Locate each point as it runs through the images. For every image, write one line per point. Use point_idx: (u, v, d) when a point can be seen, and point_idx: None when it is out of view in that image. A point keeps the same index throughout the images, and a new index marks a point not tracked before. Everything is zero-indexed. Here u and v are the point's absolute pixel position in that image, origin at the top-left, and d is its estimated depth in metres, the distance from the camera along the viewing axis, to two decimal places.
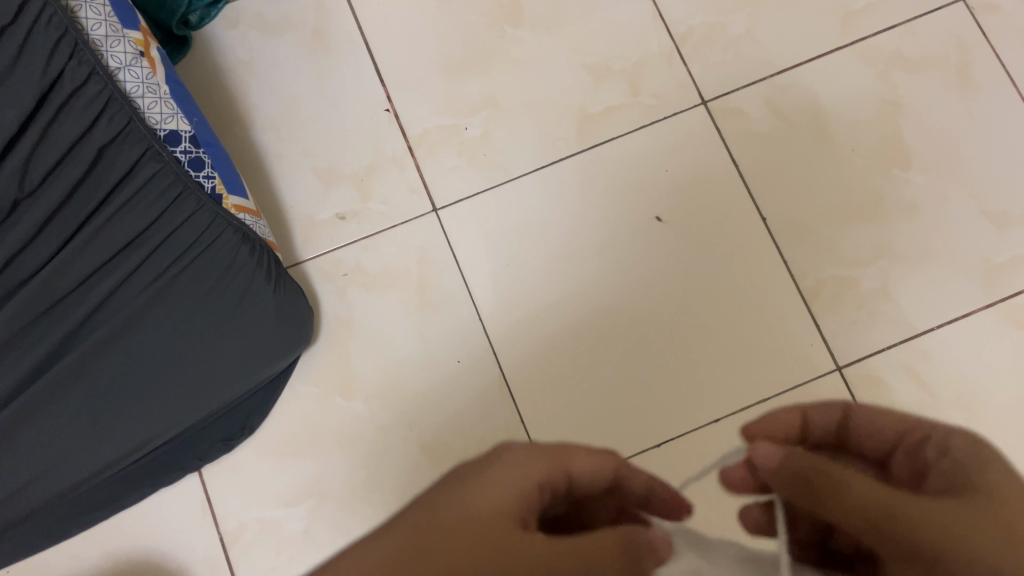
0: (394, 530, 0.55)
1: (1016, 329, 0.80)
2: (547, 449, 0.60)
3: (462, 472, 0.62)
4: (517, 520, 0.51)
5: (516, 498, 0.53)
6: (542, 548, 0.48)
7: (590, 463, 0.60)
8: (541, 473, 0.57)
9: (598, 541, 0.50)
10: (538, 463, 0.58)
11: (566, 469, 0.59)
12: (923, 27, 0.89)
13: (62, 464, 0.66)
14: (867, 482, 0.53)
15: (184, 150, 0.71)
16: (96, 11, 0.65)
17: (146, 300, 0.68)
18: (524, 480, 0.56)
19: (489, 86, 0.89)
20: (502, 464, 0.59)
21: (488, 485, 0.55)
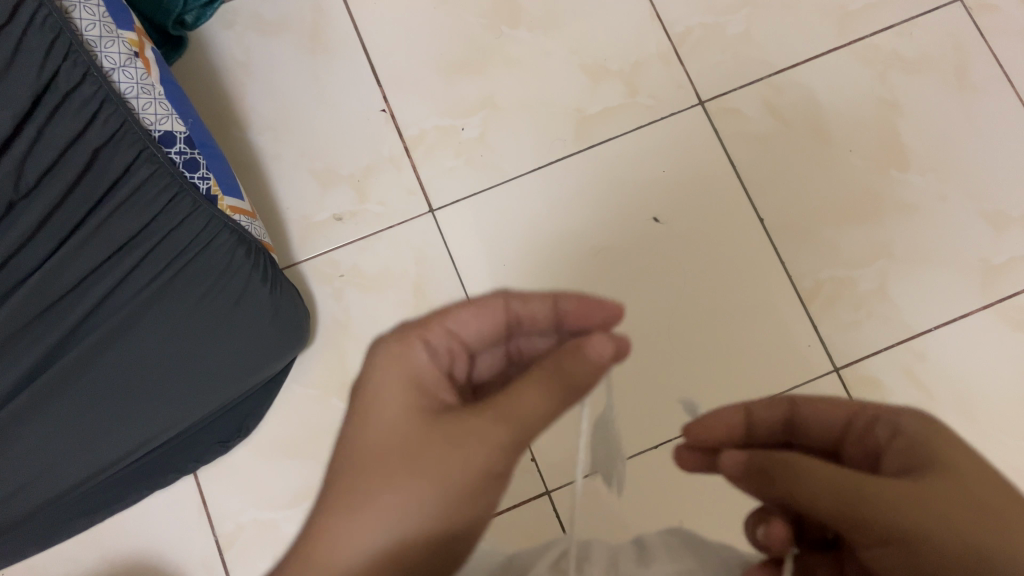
0: (343, 493, 0.47)
1: (1015, 330, 0.80)
2: (411, 327, 0.54)
3: (356, 396, 0.52)
4: (429, 415, 0.49)
5: (416, 392, 0.50)
6: (483, 446, 0.47)
7: (470, 316, 0.57)
8: (420, 355, 0.53)
9: (515, 398, 0.48)
10: (409, 342, 0.53)
11: (438, 328, 0.55)
12: (922, 27, 0.89)
13: (58, 467, 0.66)
14: (824, 464, 0.49)
15: (179, 151, 0.71)
16: (91, 11, 0.65)
17: (141, 303, 0.68)
18: (415, 367, 0.52)
19: (486, 86, 0.89)
20: (381, 363, 0.52)
21: (393, 388, 0.50)
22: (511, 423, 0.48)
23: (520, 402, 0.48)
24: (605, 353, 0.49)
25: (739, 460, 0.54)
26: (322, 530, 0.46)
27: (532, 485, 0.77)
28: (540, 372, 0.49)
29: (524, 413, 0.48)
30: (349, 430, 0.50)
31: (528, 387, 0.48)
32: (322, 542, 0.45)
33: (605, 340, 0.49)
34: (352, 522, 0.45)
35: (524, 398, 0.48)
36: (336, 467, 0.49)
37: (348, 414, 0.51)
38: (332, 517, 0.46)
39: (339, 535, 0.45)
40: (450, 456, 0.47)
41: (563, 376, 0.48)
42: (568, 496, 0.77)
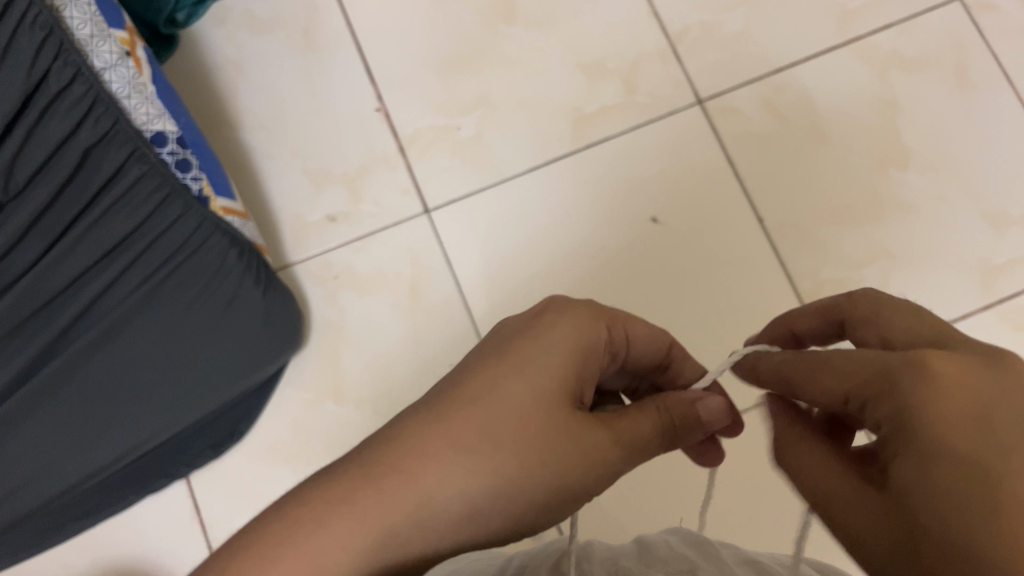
0: (458, 433, 0.42)
1: (1015, 331, 0.79)
2: (605, 309, 0.47)
3: (518, 334, 0.46)
4: (570, 405, 0.44)
5: (575, 375, 0.44)
6: (590, 463, 0.43)
7: (650, 332, 0.49)
8: (599, 342, 0.46)
9: (633, 425, 0.45)
10: (598, 323, 0.46)
11: (624, 330, 0.48)
12: (921, 26, 0.88)
13: (47, 473, 0.65)
14: (817, 459, 0.41)
15: (171, 152, 0.69)
16: (82, 10, 0.61)
17: (134, 305, 0.67)
18: (586, 362, 0.45)
19: (480, 84, 0.87)
20: (562, 326, 0.45)
21: (557, 357, 0.44)
22: (626, 446, 0.44)
23: (631, 425, 0.45)
24: (712, 414, 0.48)
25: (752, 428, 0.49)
26: (424, 458, 0.41)
27: None
28: (656, 404, 0.46)
29: (635, 441, 0.45)
30: (494, 364, 0.45)
31: (640, 410, 0.46)
32: (423, 464, 0.41)
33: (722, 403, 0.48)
34: (459, 463, 0.41)
35: (639, 420, 0.45)
36: (456, 393, 0.44)
37: (501, 353, 0.45)
38: (440, 449, 0.41)
39: (437, 476, 0.41)
40: (563, 456, 0.43)
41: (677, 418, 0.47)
42: None
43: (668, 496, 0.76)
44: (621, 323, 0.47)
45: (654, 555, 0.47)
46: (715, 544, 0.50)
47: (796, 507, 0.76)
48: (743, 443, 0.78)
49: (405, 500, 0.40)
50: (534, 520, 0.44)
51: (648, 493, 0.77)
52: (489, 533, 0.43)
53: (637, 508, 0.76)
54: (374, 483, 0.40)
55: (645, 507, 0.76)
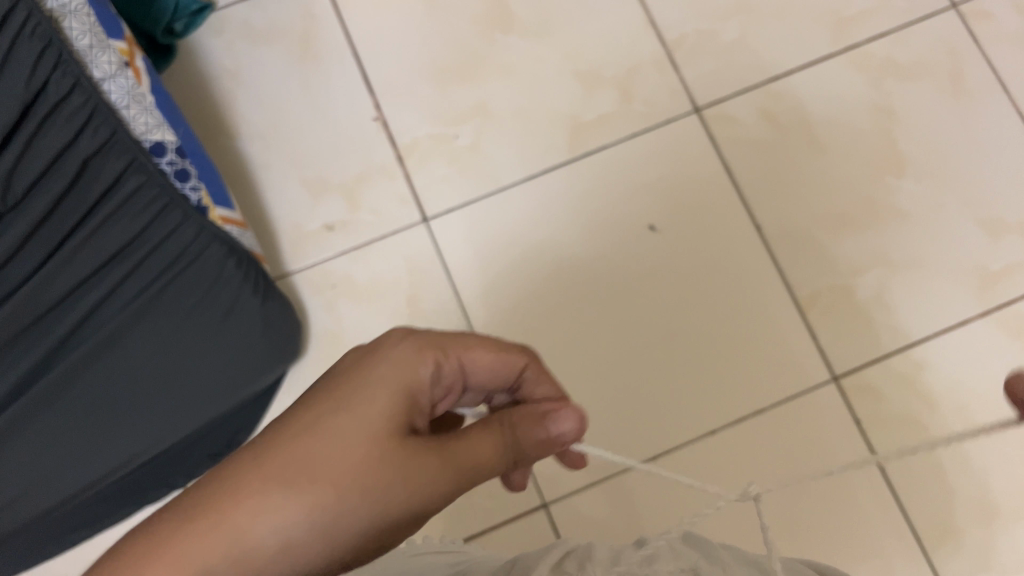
0: (276, 469, 0.39)
1: (1012, 338, 0.79)
2: (437, 338, 0.46)
3: (345, 371, 0.44)
4: (401, 431, 0.42)
5: (406, 403, 0.43)
6: (419, 491, 0.41)
7: (487, 359, 0.49)
8: (426, 374, 0.45)
9: (471, 447, 0.43)
10: (424, 354, 0.45)
11: (455, 360, 0.47)
12: (915, 33, 0.89)
13: (46, 483, 0.64)
14: None
15: (170, 161, 0.69)
16: (81, 21, 0.62)
17: (129, 316, 0.66)
18: (416, 387, 0.44)
19: (478, 93, 0.88)
20: (390, 355, 0.44)
21: (385, 388, 0.43)
22: (461, 468, 0.42)
23: (465, 451, 0.43)
24: (567, 432, 0.46)
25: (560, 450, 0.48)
26: (239, 499, 0.38)
27: (528, 497, 0.77)
28: (499, 423, 0.45)
29: (471, 465, 0.43)
30: (329, 393, 0.43)
31: (481, 434, 0.44)
32: (238, 502, 0.38)
33: (576, 416, 0.46)
34: (275, 500, 0.39)
35: (480, 441, 0.44)
36: (284, 427, 0.41)
37: (326, 382, 0.44)
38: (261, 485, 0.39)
39: (255, 517, 0.38)
40: (393, 490, 0.40)
41: (520, 437, 0.46)
42: (564, 509, 0.76)
43: (668, 504, 0.76)
44: (453, 348, 0.47)
45: (662, 553, 0.45)
46: (719, 547, 0.49)
47: (796, 514, 0.76)
48: (745, 449, 0.78)
49: (218, 542, 0.38)
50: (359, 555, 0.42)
51: (647, 498, 0.77)
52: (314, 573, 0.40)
53: (637, 516, 0.76)
54: (190, 529, 0.38)
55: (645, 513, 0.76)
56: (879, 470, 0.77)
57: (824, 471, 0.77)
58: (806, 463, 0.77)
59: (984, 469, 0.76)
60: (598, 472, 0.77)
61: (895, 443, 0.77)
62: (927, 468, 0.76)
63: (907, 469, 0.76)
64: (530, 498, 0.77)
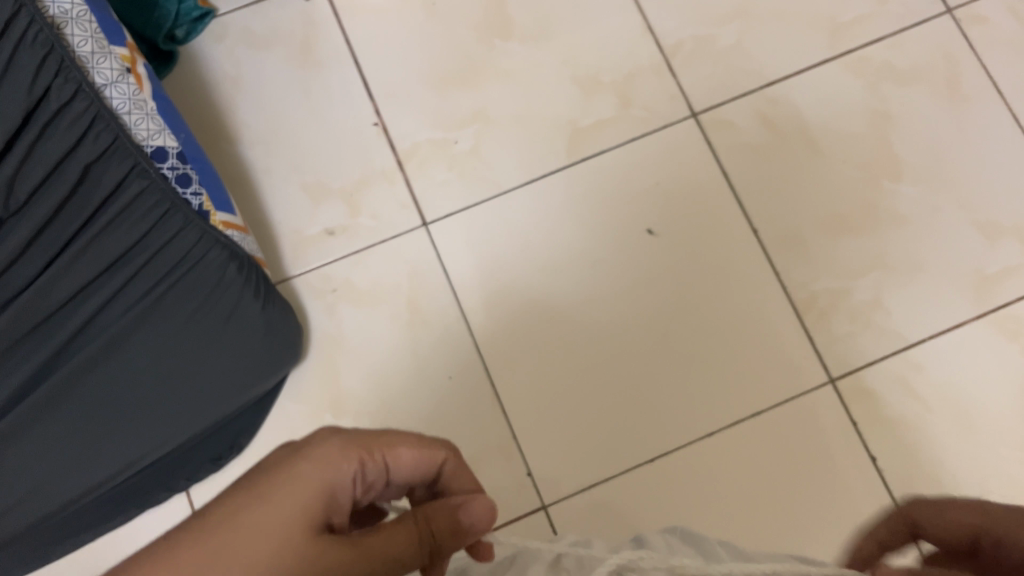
0: (194, 561, 0.40)
1: (1008, 341, 0.80)
2: (363, 438, 0.47)
3: (268, 468, 0.44)
4: (316, 530, 0.43)
5: (324, 502, 0.44)
6: None
7: (410, 456, 0.49)
8: (347, 475, 0.45)
9: (384, 545, 0.44)
10: (349, 453, 0.46)
11: (380, 460, 0.47)
12: (911, 38, 0.89)
13: (48, 486, 0.65)
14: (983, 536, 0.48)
15: (171, 167, 0.70)
16: (83, 27, 0.63)
17: (131, 320, 0.67)
18: (337, 486, 0.45)
19: (477, 99, 0.88)
20: (314, 453, 0.45)
21: (306, 486, 0.43)
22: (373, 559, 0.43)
23: (378, 549, 0.44)
24: (480, 520, 0.47)
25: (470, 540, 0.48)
26: None
27: (528, 500, 0.77)
28: (414, 517, 0.46)
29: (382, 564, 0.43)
30: (252, 487, 0.43)
31: (395, 531, 0.45)
32: None
33: (488, 507, 0.47)
34: None
35: (393, 539, 0.44)
36: (198, 525, 0.41)
37: (247, 478, 0.44)
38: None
39: None
40: None
41: (435, 530, 0.46)
42: (564, 512, 0.77)
43: (668, 506, 0.77)
44: (378, 448, 0.47)
45: (661, 549, 0.46)
46: (717, 546, 0.49)
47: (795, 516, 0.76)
48: (744, 452, 0.78)
49: None
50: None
51: (647, 501, 0.77)
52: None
53: (637, 518, 0.76)
54: None
55: (645, 515, 0.76)
56: (877, 472, 0.77)
57: (822, 474, 0.77)
58: (805, 466, 0.78)
59: (981, 471, 0.76)
60: (598, 475, 0.78)
61: (892, 445, 0.77)
62: (925, 471, 0.77)
63: (905, 471, 0.77)
64: (530, 501, 0.77)
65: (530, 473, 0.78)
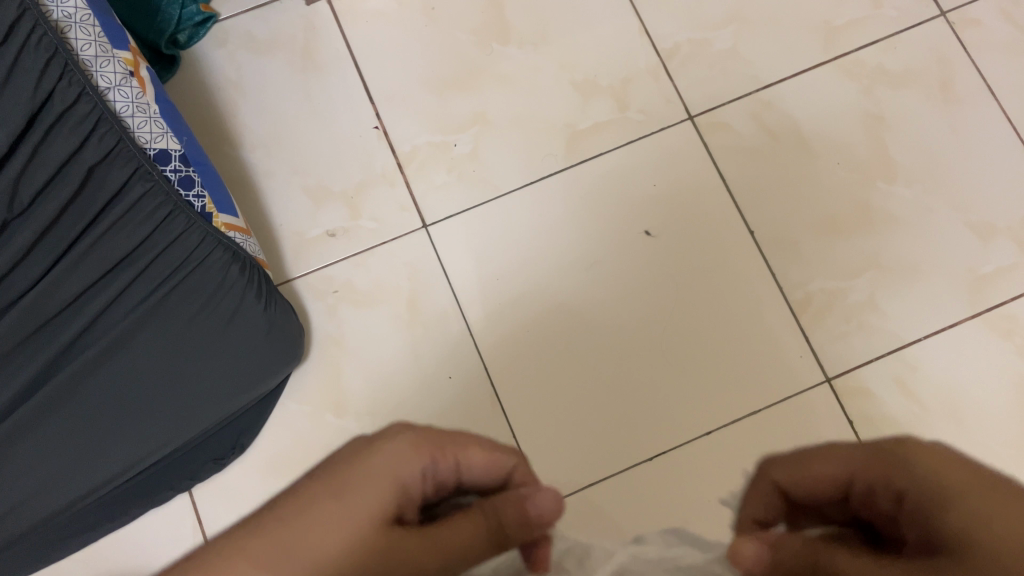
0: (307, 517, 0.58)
1: (1002, 339, 0.81)
2: (439, 440, 0.63)
3: (369, 450, 0.64)
4: (393, 510, 0.58)
5: (402, 488, 0.60)
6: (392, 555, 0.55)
7: (482, 461, 0.65)
8: (422, 466, 0.61)
9: (453, 528, 0.59)
10: (425, 451, 0.62)
11: (453, 460, 0.64)
12: (905, 41, 0.90)
13: (50, 487, 0.66)
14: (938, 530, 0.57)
15: (174, 169, 0.71)
16: (86, 31, 0.64)
17: (134, 322, 0.68)
18: (411, 480, 0.60)
19: (475, 103, 0.89)
20: (393, 448, 0.62)
21: (390, 476, 0.60)
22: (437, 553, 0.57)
23: (444, 536, 0.58)
24: (547, 512, 0.66)
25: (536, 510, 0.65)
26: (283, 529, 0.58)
27: None
28: (481, 510, 0.61)
29: (448, 541, 0.58)
30: (358, 468, 0.62)
31: (465, 518, 0.60)
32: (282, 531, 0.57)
33: (553, 498, 0.67)
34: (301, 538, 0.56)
35: (460, 523, 0.59)
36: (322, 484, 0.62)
37: (359, 458, 0.64)
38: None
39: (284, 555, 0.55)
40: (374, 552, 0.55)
41: (505, 517, 0.62)
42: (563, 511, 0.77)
43: (666, 504, 0.77)
44: (450, 450, 0.64)
45: None
46: None
47: None
48: (741, 451, 0.79)
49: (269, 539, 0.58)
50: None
51: (645, 500, 0.78)
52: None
53: (634, 517, 0.77)
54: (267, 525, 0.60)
55: (642, 515, 0.77)
56: None
57: None
58: None
59: None
60: (596, 474, 0.79)
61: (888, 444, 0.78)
62: None
63: None
64: None
65: (529, 472, 0.79)
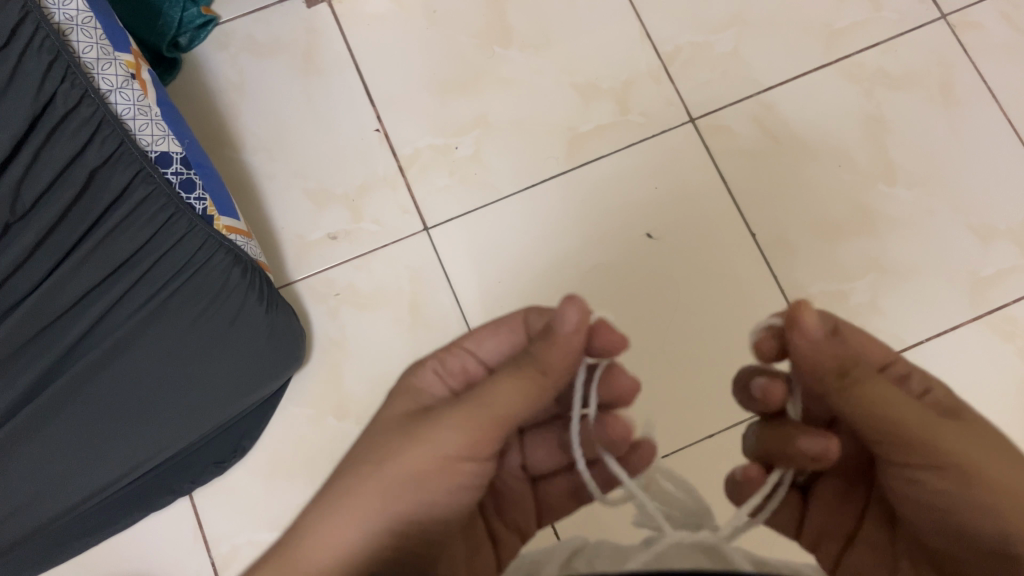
0: (377, 446, 0.51)
1: (1003, 342, 0.81)
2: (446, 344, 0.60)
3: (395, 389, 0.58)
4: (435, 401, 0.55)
5: (417, 394, 0.56)
6: (470, 425, 0.50)
7: (492, 339, 0.59)
8: (430, 367, 0.58)
9: (497, 390, 0.51)
10: (427, 361, 0.59)
11: (461, 349, 0.59)
12: (906, 44, 0.90)
13: (52, 490, 0.66)
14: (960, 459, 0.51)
15: (175, 172, 0.71)
16: (88, 34, 0.64)
17: (136, 324, 0.68)
18: (434, 385, 0.57)
19: (477, 105, 0.89)
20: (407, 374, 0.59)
21: (410, 389, 0.57)
22: (475, 408, 0.50)
23: (498, 392, 0.50)
24: (573, 322, 0.51)
25: (572, 322, 0.51)
26: (362, 471, 0.50)
27: None
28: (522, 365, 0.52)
29: (500, 404, 0.50)
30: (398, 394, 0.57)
31: (506, 377, 0.51)
32: (364, 469, 0.50)
33: (577, 308, 0.50)
34: (381, 468, 0.50)
35: (505, 384, 0.51)
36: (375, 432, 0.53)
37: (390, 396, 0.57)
38: (374, 495, 0.49)
39: (372, 477, 0.50)
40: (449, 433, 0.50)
41: (541, 357, 0.51)
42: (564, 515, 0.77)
43: None
44: (455, 343, 0.60)
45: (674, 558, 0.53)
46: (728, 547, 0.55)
47: None
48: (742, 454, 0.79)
49: (364, 495, 0.49)
50: (563, 494, 0.65)
51: None
52: (537, 526, 0.65)
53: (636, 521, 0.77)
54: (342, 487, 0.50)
55: None
56: None
57: None
58: None
59: None
60: None
61: None
62: None
63: None
64: None
65: None
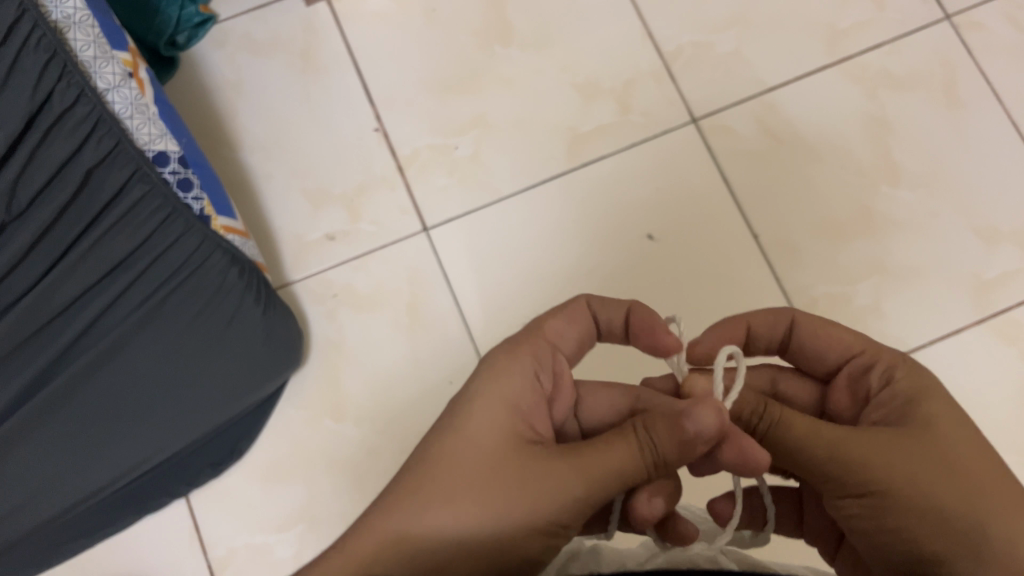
0: (457, 484, 0.48)
1: (1007, 346, 0.80)
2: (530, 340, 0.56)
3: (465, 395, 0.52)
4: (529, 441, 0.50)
5: (511, 415, 0.51)
6: (581, 502, 0.47)
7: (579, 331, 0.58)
8: (522, 376, 0.53)
9: (609, 456, 0.48)
10: (515, 356, 0.54)
11: (550, 343, 0.57)
12: (910, 44, 0.90)
13: (47, 492, 0.65)
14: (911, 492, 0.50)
15: (172, 171, 0.70)
16: (85, 32, 0.63)
17: (134, 325, 0.67)
18: (525, 406, 0.52)
19: (477, 104, 0.89)
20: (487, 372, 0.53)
21: (491, 404, 0.51)
22: (592, 484, 0.47)
23: (606, 461, 0.48)
24: (706, 429, 0.47)
25: (709, 425, 0.47)
26: (441, 509, 0.47)
27: None
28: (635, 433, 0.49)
29: (610, 473, 0.48)
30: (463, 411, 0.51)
31: (621, 441, 0.49)
32: (445, 511, 0.47)
33: (714, 412, 0.47)
34: (468, 515, 0.47)
35: (613, 450, 0.48)
36: (447, 461, 0.49)
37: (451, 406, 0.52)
38: (457, 540, 0.47)
39: (456, 523, 0.47)
40: (553, 499, 0.47)
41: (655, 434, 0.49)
42: None
43: None
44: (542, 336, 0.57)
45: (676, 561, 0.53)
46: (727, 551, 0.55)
47: None
48: None
49: (438, 540, 0.47)
50: None
51: None
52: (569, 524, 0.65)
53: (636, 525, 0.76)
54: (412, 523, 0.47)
55: None
56: None
57: None
58: None
59: None
60: None
61: None
62: None
63: None
64: None
65: None
